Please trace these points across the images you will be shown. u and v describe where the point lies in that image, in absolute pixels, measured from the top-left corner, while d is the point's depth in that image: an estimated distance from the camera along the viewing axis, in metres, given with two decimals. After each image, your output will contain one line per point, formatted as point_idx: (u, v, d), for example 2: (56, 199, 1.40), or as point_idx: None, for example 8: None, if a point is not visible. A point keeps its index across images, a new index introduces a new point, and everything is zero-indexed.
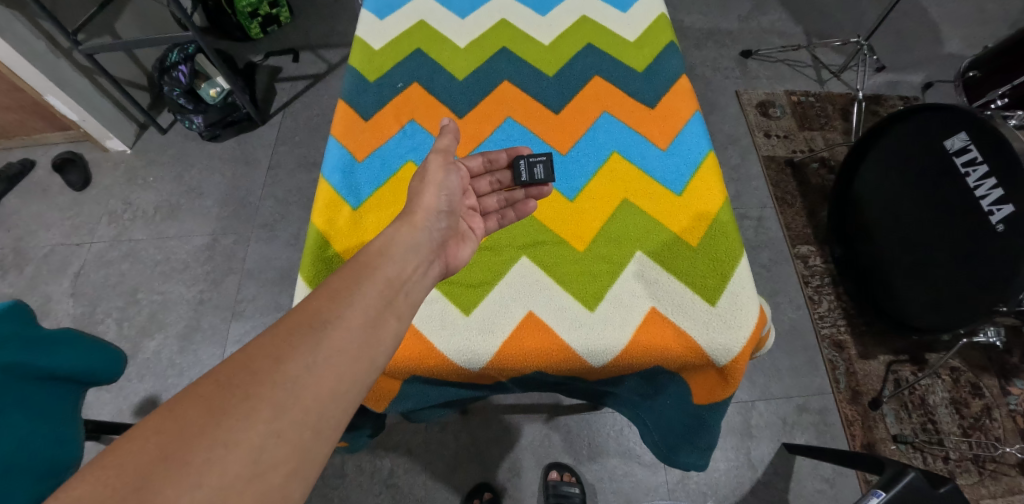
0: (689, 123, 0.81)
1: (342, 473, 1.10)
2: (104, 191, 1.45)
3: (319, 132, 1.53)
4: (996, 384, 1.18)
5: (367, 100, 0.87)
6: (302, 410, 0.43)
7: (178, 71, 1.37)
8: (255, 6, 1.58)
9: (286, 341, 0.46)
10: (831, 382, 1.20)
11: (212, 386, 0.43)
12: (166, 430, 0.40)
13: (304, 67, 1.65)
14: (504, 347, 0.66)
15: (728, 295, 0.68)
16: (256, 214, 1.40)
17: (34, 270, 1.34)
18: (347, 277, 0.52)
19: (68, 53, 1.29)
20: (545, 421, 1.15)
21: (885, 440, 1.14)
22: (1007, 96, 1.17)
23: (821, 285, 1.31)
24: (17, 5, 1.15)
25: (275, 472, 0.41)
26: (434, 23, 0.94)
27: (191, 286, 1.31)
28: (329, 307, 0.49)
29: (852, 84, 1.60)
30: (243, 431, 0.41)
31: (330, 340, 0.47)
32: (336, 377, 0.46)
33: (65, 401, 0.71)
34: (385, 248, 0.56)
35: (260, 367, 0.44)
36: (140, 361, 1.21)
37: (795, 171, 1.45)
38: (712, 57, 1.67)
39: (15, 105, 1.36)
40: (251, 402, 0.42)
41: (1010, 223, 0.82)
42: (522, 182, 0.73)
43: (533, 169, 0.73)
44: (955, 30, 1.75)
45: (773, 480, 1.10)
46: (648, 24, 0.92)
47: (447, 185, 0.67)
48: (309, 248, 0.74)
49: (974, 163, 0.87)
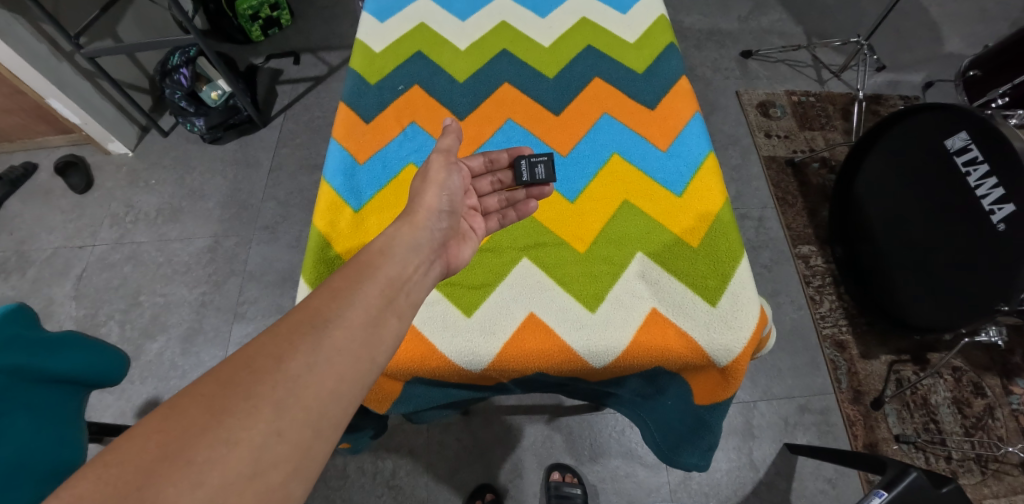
0: (689, 124, 0.82)
1: (344, 474, 1.10)
2: (106, 194, 1.45)
3: (320, 134, 1.54)
4: (999, 384, 1.18)
5: (367, 102, 0.87)
6: (303, 409, 0.44)
7: (179, 74, 1.40)
8: (255, 9, 1.59)
9: (289, 341, 0.46)
10: (833, 382, 1.20)
11: (214, 384, 0.43)
12: (167, 429, 0.40)
13: (304, 69, 1.65)
14: (505, 347, 0.66)
15: (729, 295, 0.68)
16: (258, 216, 1.41)
17: (36, 272, 1.34)
18: (347, 277, 0.52)
19: (69, 56, 1.30)
20: (546, 422, 1.15)
21: (887, 440, 1.14)
22: (1008, 95, 1.16)
23: (822, 285, 1.30)
24: (19, 9, 1.16)
25: (275, 471, 0.41)
26: (435, 25, 0.94)
27: (193, 288, 1.31)
28: (330, 307, 0.49)
29: (852, 84, 1.60)
30: (244, 430, 0.41)
31: (332, 340, 0.47)
32: (337, 377, 0.46)
33: (68, 403, 0.71)
34: (386, 248, 0.56)
35: (261, 366, 0.44)
36: (143, 363, 1.22)
37: (795, 171, 1.45)
38: (712, 57, 1.67)
39: (16, 108, 1.36)
40: (252, 401, 0.42)
41: (1011, 222, 0.81)
42: (523, 182, 0.73)
43: (533, 169, 0.73)
44: (955, 29, 1.74)
45: (775, 480, 1.10)
46: (648, 25, 0.92)
47: (448, 184, 0.67)
48: (310, 249, 0.74)
49: (974, 163, 0.87)
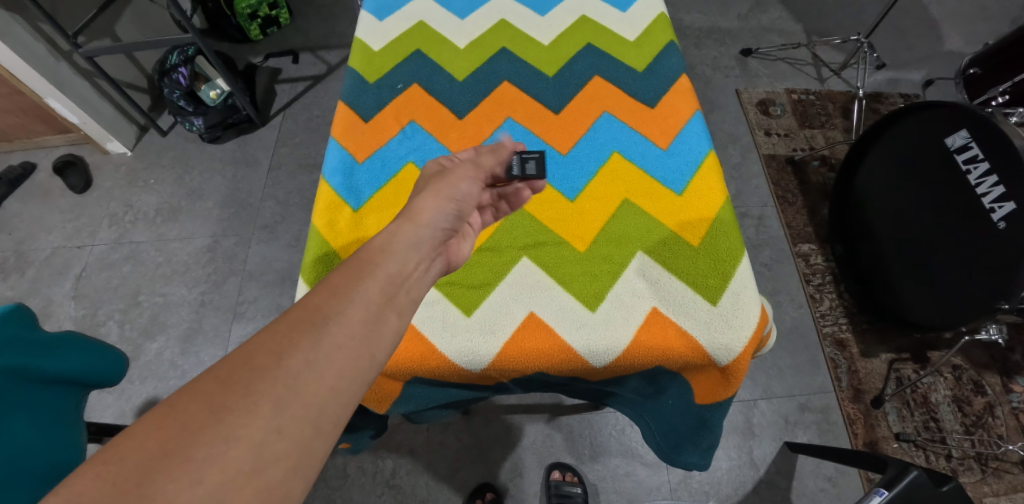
0: (689, 123, 0.81)
1: (344, 474, 1.10)
2: (104, 194, 1.45)
3: (320, 133, 1.53)
4: (999, 382, 1.18)
5: (367, 101, 0.87)
6: (304, 404, 0.42)
7: (178, 73, 1.39)
8: (254, 8, 1.58)
9: (289, 337, 0.44)
10: (833, 380, 1.20)
11: (213, 381, 0.41)
12: (165, 426, 0.39)
13: (304, 68, 1.65)
14: (505, 347, 0.66)
15: (729, 294, 0.68)
16: (257, 215, 1.40)
17: (35, 272, 1.34)
18: (347, 274, 0.50)
19: (68, 56, 1.29)
20: (546, 421, 1.15)
21: (886, 439, 1.14)
22: (1008, 93, 1.16)
23: (822, 283, 1.30)
24: (17, 8, 1.16)
25: (275, 468, 0.40)
26: (434, 23, 0.94)
27: (192, 288, 1.31)
28: (330, 303, 0.47)
29: (852, 82, 1.60)
30: (244, 427, 0.40)
31: (332, 337, 0.45)
32: (337, 374, 0.44)
33: (66, 404, 0.71)
34: (386, 245, 0.54)
35: (262, 362, 0.42)
36: (142, 363, 1.22)
37: (796, 169, 1.45)
38: (712, 56, 1.66)
39: (15, 108, 1.36)
40: (252, 397, 0.41)
41: (1011, 220, 0.80)
42: (514, 176, 0.69)
43: (524, 164, 0.69)
44: (955, 27, 1.74)
45: (775, 479, 1.10)
46: (648, 23, 0.92)
47: (455, 182, 0.63)
48: (309, 249, 0.74)
49: (975, 161, 0.85)
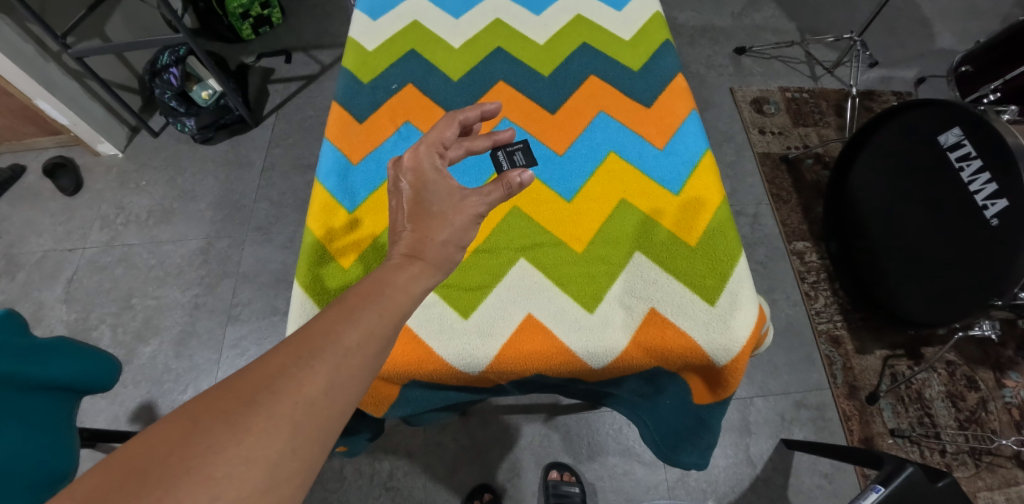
0: (685, 122, 0.81)
1: (342, 476, 1.10)
2: (96, 196, 1.43)
3: (313, 134, 1.53)
4: (992, 377, 1.19)
5: (361, 102, 0.86)
6: (317, 426, 0.41)
7: (169, 73, 1.36)
8: (246, 8, 1.56)
9: (307, 362, 0.42)
10: (828, 377, 1.20)
11: (235, 399, 0.39)
12: (186, 443, 0.37)
13: (297, 68, 1.64)
14: (504, 350, 0.66)
15: (728, 294, 0.68)
16: (251, 216, 1.39)
17: (26, 276, 1.32)
18: (362, 296, 0.48)
19: (57, 56, 1.28)
20: (544, 421, 1.15)
21: (883, 435, 1.14)
22: (1000, 90, 1.17)
23: (817, 281, 1.31)
24: (6, 9, 1.14)
25: (287, 485, 0.39)
26: (428, 23, 0.93)
27: (186, 290, 1.30)
28: (346, 329, 0.45)
29: (845, 80, 1.61)
30: (262, 448, 0.38)
31: (348, 366, 0.43)
32: (348, 397, 0.43)
33: (59, 410, 0.70)
34: (387, 272, 0.51)
35: (282, 386, 0.40)
36: (136, 367, 1.20)
37: (790, 167, 1.46)
38: (706, 54, 1.67)
39: (4, 110, 1.34)
40: (271, 418, 0.39)
41: (1004, 217, 0.81)
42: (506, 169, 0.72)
43: (512, 157, 0.73)
44: (947, 24, 1.76)
45: (773, 476, 1.11)
46: (643, 22, 0.92)
47: (466, 225, 0.58)
48: (305, 254, 0.73)
49: (968, 158, 0.86)
